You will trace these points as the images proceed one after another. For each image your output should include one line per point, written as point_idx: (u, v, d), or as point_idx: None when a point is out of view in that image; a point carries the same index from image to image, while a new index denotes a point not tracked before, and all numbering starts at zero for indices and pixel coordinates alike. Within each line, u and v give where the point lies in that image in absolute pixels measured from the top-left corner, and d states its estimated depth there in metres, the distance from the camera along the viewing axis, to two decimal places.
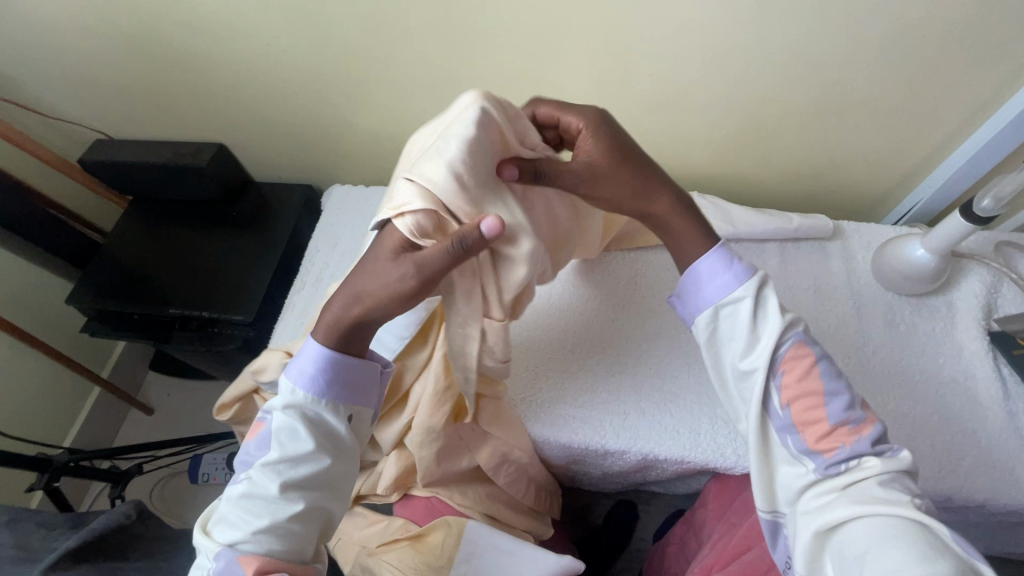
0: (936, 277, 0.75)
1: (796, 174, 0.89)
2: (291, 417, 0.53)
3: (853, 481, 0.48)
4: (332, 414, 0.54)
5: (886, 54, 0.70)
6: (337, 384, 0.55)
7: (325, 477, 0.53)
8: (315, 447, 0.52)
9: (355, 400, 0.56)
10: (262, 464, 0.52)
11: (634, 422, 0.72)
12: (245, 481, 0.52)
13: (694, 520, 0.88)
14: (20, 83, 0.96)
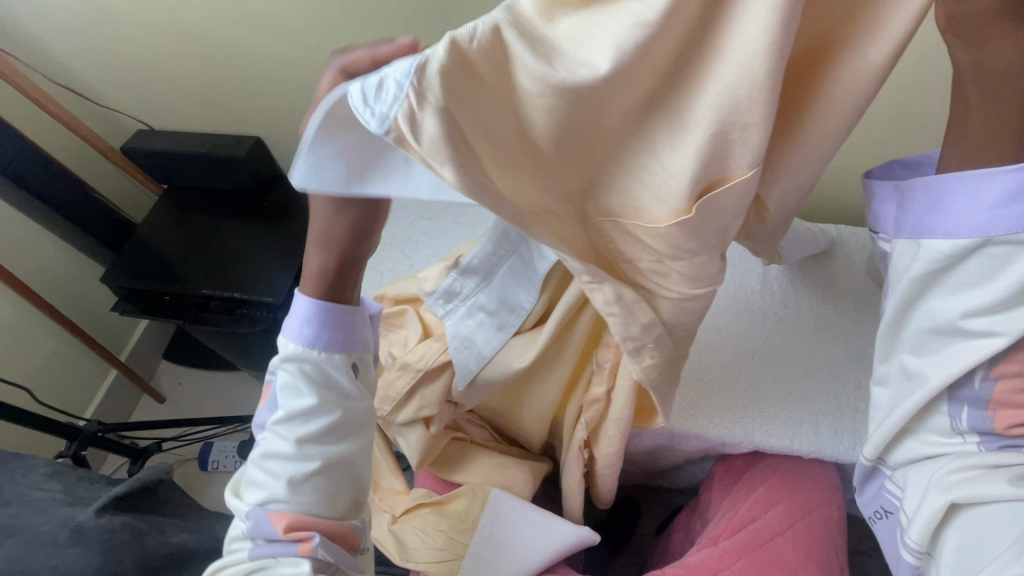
0: None
1: None
2: (295, 377, 0.51)
3: (1010, 462, 0.45)
4: (334, 367, 0.51)
5: None
6: (330, 334, 0.51)
7: (341, 426, 0.52)
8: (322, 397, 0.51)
9: (353, 347, 0.53)
10: (274, 422, 0.51)
11: (767, 411, 0.73)
12: (264, 447, 0.52)
13: (699, 506, 0.86)
14: (76, 74, 1.04)
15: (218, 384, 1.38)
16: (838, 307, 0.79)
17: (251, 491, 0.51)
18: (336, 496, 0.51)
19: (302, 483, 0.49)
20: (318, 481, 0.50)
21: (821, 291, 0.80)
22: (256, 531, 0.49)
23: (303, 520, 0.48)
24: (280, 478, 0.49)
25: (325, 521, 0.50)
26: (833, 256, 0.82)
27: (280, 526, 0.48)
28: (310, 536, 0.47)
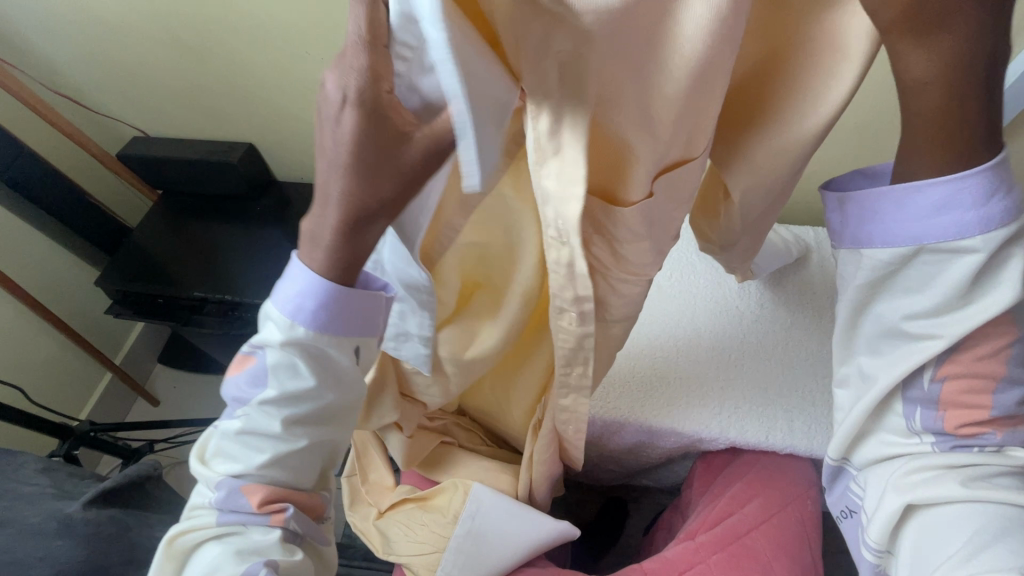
0: None
1: None
2: (285, 357, 0.40)
3: (970, 466, 0.45)
4: (332, 350, 0.41)
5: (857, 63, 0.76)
6: (345, 317, 0.40)
7: (328, 412, 0.43)
8: (319, 382, 0.41)
9: (361, 331, 0.41)
10: (259, 402, 0.41)
11: (716, 404, 0.75)
12: (239, 418, 0.43)
13: (680, 503, 0.87)
14: (73, 81, 1.06)
15: (212, 387, 1.40)
16: (815, 306, 0.81)
17: (223, 461, 0.44)
18: (308, 475, 0.45)
19: (281, 465, 0.43)
20: (295, 462, 0.43)
21: (798, 290, 0.83)
22: (225, 503, 0.43)
23: (280, 495, 0.43)
24: (256, 459, 0.42)
25: (298, 495, 0.45)
26: (807, 258, 0.85)
27: (251, 505, 0.42)
28: (285, 511, 0.43)
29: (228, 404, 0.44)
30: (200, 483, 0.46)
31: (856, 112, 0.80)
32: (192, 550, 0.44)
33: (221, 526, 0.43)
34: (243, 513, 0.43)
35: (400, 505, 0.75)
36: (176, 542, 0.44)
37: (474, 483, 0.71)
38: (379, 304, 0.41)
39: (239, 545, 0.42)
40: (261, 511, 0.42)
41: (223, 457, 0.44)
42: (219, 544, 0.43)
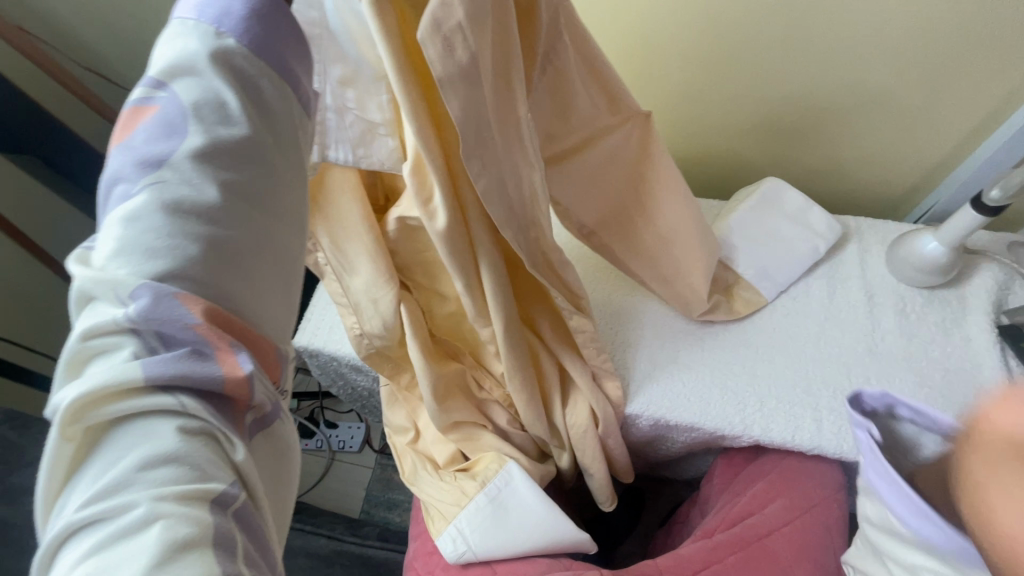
0: (948, 270, 0.74)
1: (817, 163, 0.91)
2: (207, 81, 0.29)
3: None
4: (271, 87, 0.31)
5: (905, 44, 0.72)
6: (269, 25, 0.32)
7: (260, 172, 0.30)
8: (258, 130, 0.30)
9: (289, 67, 0.32)
10: (183, 149, 0.27)
11: (694, 391, 0.73)
12: (149, 185, 0.27)
13: (699, 497, 0.85)
14: (104, 57, 1.07)
15: None
16: (850, 300, 0.78)
17: (110, 278, 0.26)
18: (268, 306, 0.30)
19: (228, 255, 0.28)
20: (249, 267, 0.29)
21: (833, 282, 0.80)
22: (148, 323, 0.25)
23: (231, 320, 0.27)
24: (183, 235, 0.26)
25: (247, 333, 0.28)
26: (844, 253, 0.82)
27: (194, 325, 0.26)
28: (240, 354, 0.28)
29: (123, 182, 0.28)
30: (96, 295, 0.26)
31: (905, 93, 0.78)
32: (116, 428, 0.26)
33: (154, 392, 0.26)
34: (190, 361, 0.26)
35: (425, 457, 0.78)
36: (82, 418, 0.25)
37: (510, 464, 0.72)
38: (302, 39, 0.34)
39: (188, 420, 0.26)
40: (207, 337, 0.26)
41: (117, 252, 0.26)
42: (149, 421, 0.26)
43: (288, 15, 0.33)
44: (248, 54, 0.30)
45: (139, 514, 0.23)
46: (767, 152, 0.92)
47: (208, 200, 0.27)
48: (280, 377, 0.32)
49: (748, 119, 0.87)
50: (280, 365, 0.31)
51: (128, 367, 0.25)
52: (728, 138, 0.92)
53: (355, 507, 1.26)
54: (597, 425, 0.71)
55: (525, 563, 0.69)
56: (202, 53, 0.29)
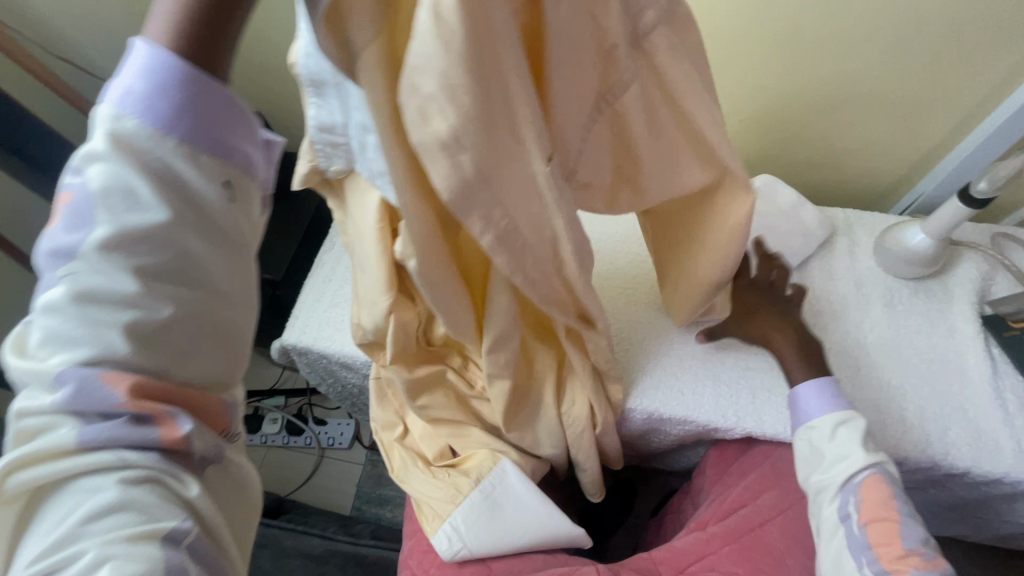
0: (934, 260, 0.75)
1: (806, 155, 0.91)
2: (116, 165, 0.26)
3: None
4: (195, 173, 0.28)
5: (895, 38, 0.73)
6: (193, 104, 0.27)
7: (183, 264, 0.28)
8: (176, 213, 0.27)
9: (223, 140, 0.28)
10: (92, 247, 0.26)
11: (684, 385, 0.73)
12: (63, 279, 0.26)
13: (690, 488, 0.86)
14: (75, 45, 1.02)
15: None
16: (839, 292, 0.79)
17: (41, 371, 0.26)
18: (210, 369, 0.30)
19: (150, 342, 0.27)
20: (184, 347, 0.28)
21: (822, 272, 0.81)
22: (73, 407, 0.26)
23: (160, 389, 0.27)
24: (102, 338, 0.26)
25: (188, 397, 0.29)
26: (834, 243, 0.83)
27: (118, 403, 0.26)
28: (180, 420, 0.28)
29: (46, 271, 0.27)
30: (28, 381, 0.27)
31: (894, 86, 0.78)
32: (60, 488, 0.26)
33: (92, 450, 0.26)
34: (126, 427, 0.26)
35: (415, 453, 0.76)
36: (16, 482, 0.26)
37: (504, 462, 0.72)
38: (235, 107, 0.29)
39: (130, 471, 0.27)
40: (137, 412, 0.27)
41: (42, 341, 0.26)
42: (92, 480, 0.26)
43: (214, 87, 0.28)
44: (154, 136, 0.27)
45: (87, 559, 0.24)
46: (756, 145, 0.92)
47: (125, 292, 0.26)
48: (231, 421, 0.32)
49: (738, 112, 0.87)
50: (229, 412, 0.31)
51: (66, 435, 0.26)
52: (718, 131, 0.91)
53: (346, 504, 1.25)
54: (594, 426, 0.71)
55: (521, 560, 0.69)
56: (113, 136, 0.26)
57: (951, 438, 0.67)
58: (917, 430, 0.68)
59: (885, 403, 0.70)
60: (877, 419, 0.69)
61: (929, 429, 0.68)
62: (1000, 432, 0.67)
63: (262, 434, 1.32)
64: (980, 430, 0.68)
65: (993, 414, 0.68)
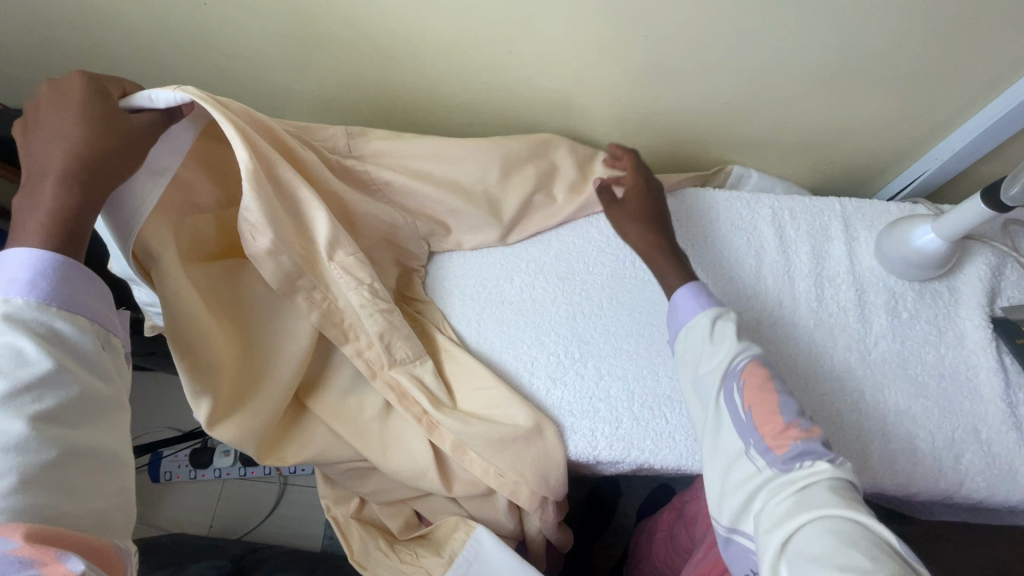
0: (946, 261, 0.67)
1: (795, 139, 0.80)
2: (19, 348, 0.37)
3: (806, 480, 0.45)
4: (74, 331, 0.40)
5: (906, 9, 0.61)
6: (68, 288, 0.40)
7: (91, 400, 0.40)
8: (60, 363, 0.38)
9: (92, 311, 0.42)
10: None
11: (670, 425, 0.64)
12: None
13: (684, 511, 0.81)
14: None
15: (162, 389, 1.27)
16: (838, 301, 0.70)
17: None
18: (103, 504, 0.39)
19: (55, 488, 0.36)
20: (78, 482, 0.38)
21: (819, 279, 0.72)
22: None
23: (48, 535, 0.34)
24: (21, 462, 0.35)
25: (85, 542, 0.36)
26: (829, 244, 0.74)
27: (14, 548, 0.32)
28: (69, 560, 0.33)
29: None
30: None
31: (901, 61, 0.67)
32: None
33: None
34: None
35: (377, 531, 0.68)
36: None
37: (480, 530, 0.64)
38: (99, 284, 0.43)
39: None
40: (34, 556, 0.32)
41: None
42: None
43: (91, 271, 0.42)
44: (39, 306, 0.39)
45: None
46: (744, 132, 0.79)
47: (16, 433, 0.35)
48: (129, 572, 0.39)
49: (723, 97, 0.74)
50: (122, 563, 0.38)
51: None
52: (697, 120, 0.78)
53: (317, 535, 1.16)
54: (551, 488, 0.63)
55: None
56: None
57: (963, 467, 0.62)
58: (926, 460, 0.62)
59: (894, 432, 0.63)
60: (885, 451, 0.63)
61: (943, 460, 0.62)
62: (1013, 453, 0.62)
63: (215, 467, 1.20)
64: (997, 455, 0.62)
65: (1009, 433, 0.63)
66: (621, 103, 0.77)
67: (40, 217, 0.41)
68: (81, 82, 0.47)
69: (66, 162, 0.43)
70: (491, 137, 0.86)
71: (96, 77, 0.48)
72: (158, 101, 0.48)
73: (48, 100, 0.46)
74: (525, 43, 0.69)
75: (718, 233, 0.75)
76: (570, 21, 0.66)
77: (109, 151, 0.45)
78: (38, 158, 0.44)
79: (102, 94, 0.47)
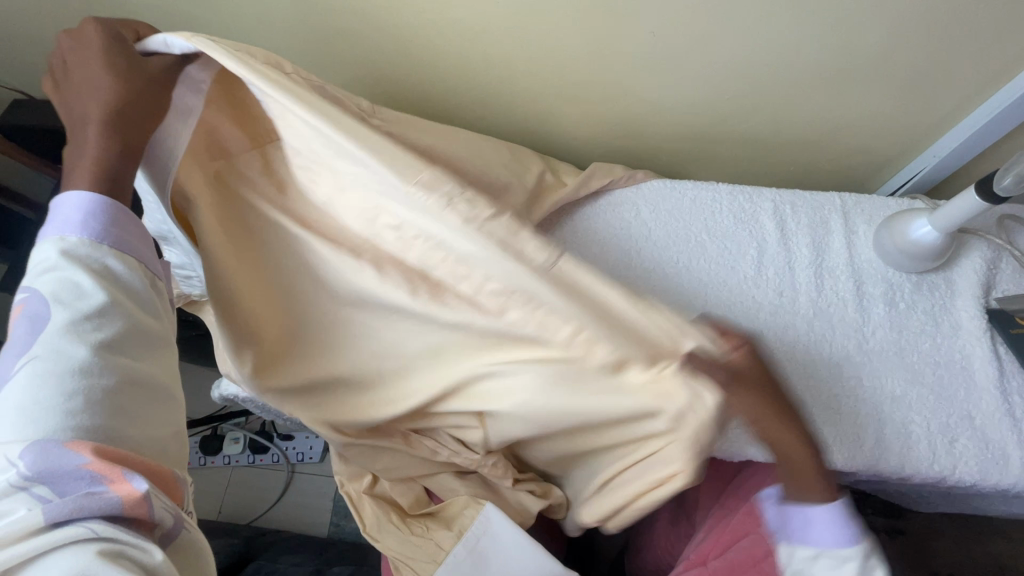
0: (941, 253, 0.69)
1: (796, 135, 0.82)
2: (78, 280, 0.41)
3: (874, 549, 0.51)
4: (124, 268, 0.44)
5: (902, 6, 0.63)
6: (114, 226, 0.44)
7: (142, 331, 0.43)
8: (112, 296, 0.42)
9: (137, 251, 0.46)
10: (50, 338, 0.39)
11: None
12: (34, 375, 0.37)
13: (685, 499, 0.83)
14: None
15: None
16: (837, 291, 0.73)
17: None
18: (157, 432, 0.42)
19: (116, 411, 0.39)
20: (134, 408, 0.40)
21: (819, 270, 0.74)
22: (66, 500, 0.35)
23: (113, 453, 0.37)
24: (85, 385, 0.38)
25: (146, 464, 0.39)
26: (829, 237, 0.76)
27: (85, 463, 0.35)
28: (132, 479, 0.36)
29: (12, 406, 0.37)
30: None
31: (898, 58, 0.69)
32: (29, 561, 0.33)
33: (57, 525, 0.34)
34: (90, 494, 0.35)
35: (389, 506, 0.70)
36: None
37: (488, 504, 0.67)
38: (142, 228, 0.47)
39: (101, 542, 0.34)
40: (98, 472, 0.36)
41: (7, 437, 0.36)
42: (68, 552, 0.33)
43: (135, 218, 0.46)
44: (91, 244, 0.43)
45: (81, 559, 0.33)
46: (747, 127, 0.82)
47: (81, 357, 0.39)
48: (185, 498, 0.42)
49: (725, 93, 0.77)
50: (180, 486, 0.42)
51: (67, 529, 0.34)
52: (701, 115, 0.81)
53: (323, 522, 1.18)
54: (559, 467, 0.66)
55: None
56: (60, 255, 0.42)
57: (956, 453, 0.64)
58: (920, 444, 0.64)
59: (890, 418, 0.65)
60: (882, 436, 0.65)
61: (937, 445, 0.64)
62: (1006, 440, 0.64)
63: (224, 455, 1.22)
64: (990, 442, 0.64)
65: (1002, 420, 0.65)
66: (628, 97, 0.79)
67: (88, 155, 0.47)
68: (94, 28, 0.52)
69: (99, 108, 0.49)
70: (499, 133, 0.88)
71: (104, 23, 0.53)
72: (172, 46, 0.53)
73: (71, 49, 0.51)
74: (536, 37, 0.72)
75: (721, 225, 0.78)
76: (579, 16, 0.69)
77: (131, 94, 0.50)
78: (76, 108, 0.50)
79: (120, 40, 0.52)
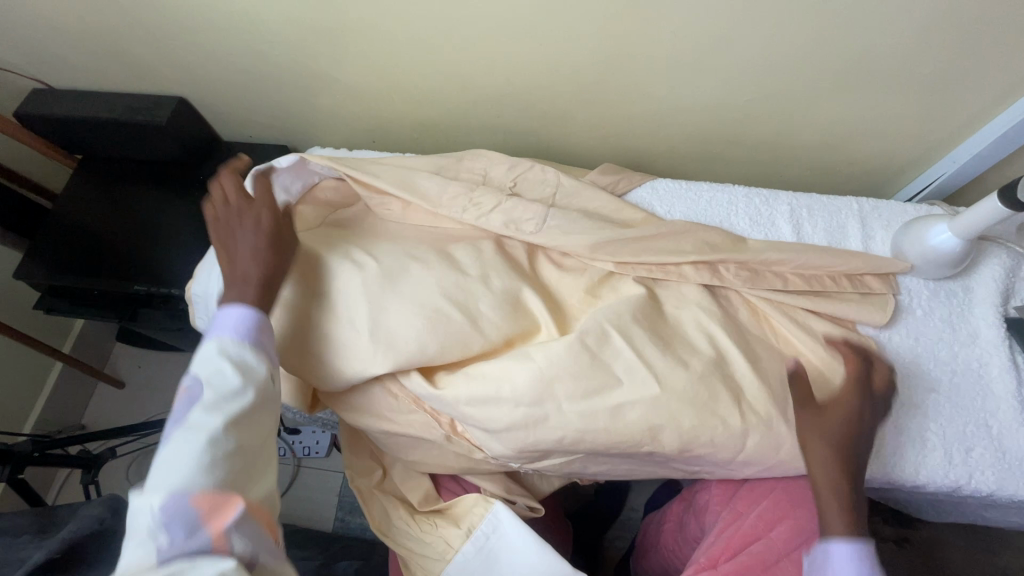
0: (962, 260, 0.68)
1: (814, 139, 0.82)
2: (229, 371, 0.51)
3: None
4: (256, 361, 0.53)
5: (928, 10, 0.63)
6: (259, 332, 0.55)
7: (262, 410, 0.52)
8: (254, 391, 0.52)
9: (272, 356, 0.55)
10: (203, 417, 0.48)
11: None
12: (190, 444, 0.46)
13: (693, 502, 0.83)
14: None
15: (182, 368, 1.30)
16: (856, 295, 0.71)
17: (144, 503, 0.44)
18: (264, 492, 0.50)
19: (235, 479, 0.47)
20: (245, 478, 0.48)
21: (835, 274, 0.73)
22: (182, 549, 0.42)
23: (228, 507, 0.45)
24: (219, 451, 0.47)
25: (255, 520, 0.47)
26: (846, 241, 0.76)
27: (199, 507, 0.44)
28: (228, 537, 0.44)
29: (166, 472, 0.45)
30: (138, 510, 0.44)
31: (920, 62, 0.69)
32: None
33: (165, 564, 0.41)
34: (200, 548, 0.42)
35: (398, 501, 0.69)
36: None
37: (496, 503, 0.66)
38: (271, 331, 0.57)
39: None
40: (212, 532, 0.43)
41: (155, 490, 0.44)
42: None
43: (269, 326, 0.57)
44: (239, 346, 0.53)
45: None
46: (765, 130, 0.82)
47: (220, 432, 0.48)
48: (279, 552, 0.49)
49: (745, 95, 0.77)
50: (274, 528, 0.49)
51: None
52: (719, 117, 0.81)
53: (328, 517, 1.18)
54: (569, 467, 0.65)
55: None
56: (219, 349, 0.52)
57: (973, 461, 0.63)
58: (937, 451, 0.64)
59: (907, 425, 0.65)
60: (898, 442, 0.64)
61: (954, 453, 0.63)
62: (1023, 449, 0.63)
63: None
64: (1007, 450, 0.64)
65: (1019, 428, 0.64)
66: (647, 98, 0.79)
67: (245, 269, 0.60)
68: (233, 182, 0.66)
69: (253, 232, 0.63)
70: (516, 132, 0.89)
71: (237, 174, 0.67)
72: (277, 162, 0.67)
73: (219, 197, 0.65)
74: (558, 36, 0.72)
75: (737, 227, 0.77)
76: (603, 16, 0.69)
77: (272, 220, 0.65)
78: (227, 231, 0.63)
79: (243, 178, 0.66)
